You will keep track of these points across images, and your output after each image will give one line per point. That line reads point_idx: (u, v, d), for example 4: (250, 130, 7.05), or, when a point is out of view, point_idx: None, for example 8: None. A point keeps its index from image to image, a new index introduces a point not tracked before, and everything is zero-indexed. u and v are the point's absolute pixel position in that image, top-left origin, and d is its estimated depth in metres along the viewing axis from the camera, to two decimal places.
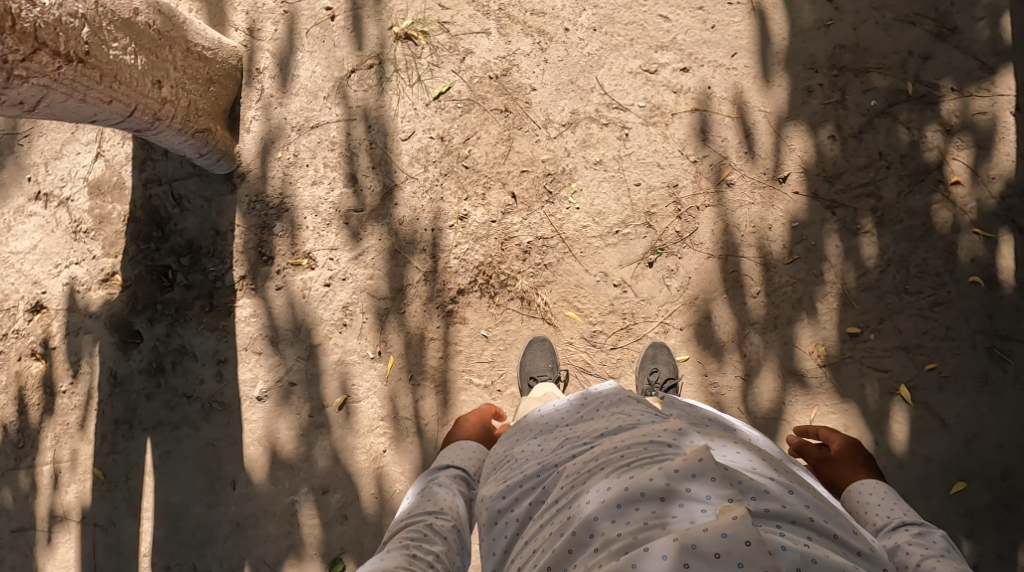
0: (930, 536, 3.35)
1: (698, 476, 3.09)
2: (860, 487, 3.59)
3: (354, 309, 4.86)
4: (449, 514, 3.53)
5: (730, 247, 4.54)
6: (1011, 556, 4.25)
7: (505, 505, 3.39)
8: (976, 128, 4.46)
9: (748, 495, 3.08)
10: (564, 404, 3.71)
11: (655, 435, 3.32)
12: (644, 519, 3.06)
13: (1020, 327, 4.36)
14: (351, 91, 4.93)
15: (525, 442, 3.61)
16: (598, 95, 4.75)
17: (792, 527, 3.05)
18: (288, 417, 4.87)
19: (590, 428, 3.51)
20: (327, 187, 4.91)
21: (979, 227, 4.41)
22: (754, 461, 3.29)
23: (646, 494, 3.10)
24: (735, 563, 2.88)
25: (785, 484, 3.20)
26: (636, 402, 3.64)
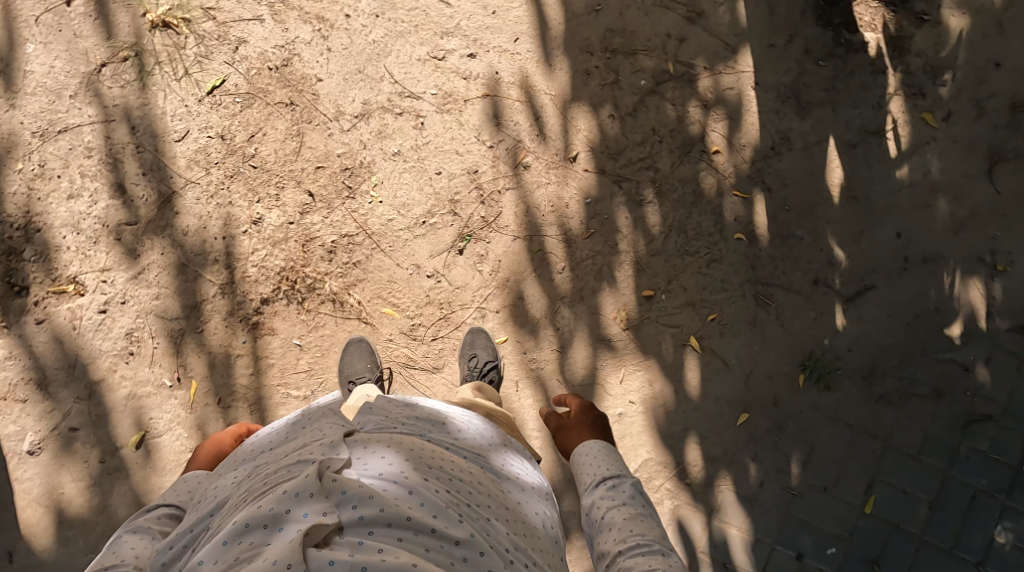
0: (621, 487, 3.42)
1: (300, 495, 2.95)
2: (580, 452, 3.60)
3: (141, 334, 4.43)
4: (129, 564, 3.06)
5: (533, 227, 4.72)
6: (786, 468, 4.75)
7: (171, 556, 3.06)
8: (727, 102, 4.97)
9: (348, 505, 2.95)
10: (272, 430, 3.47)
11: (308, 454, 3.15)
12: (238, 554, 2.88)
13: (778, 273, 4.90)
14: (104, 88, 4.47)
15: (218, 477, 3.35)
16: (389, 84, 4.67)
17: (388, 531, 2.92)
18: (72, 467, 4.36)
19: (277, 454, 3.28)
20: (88, 200, 4.43)
21: (738, 189, 4.94)
22: (399, 464, 3.11)
23: (251, 525, 2.92)
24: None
25: (410, 485, 3.04)
26: (331, 415, 3.42)
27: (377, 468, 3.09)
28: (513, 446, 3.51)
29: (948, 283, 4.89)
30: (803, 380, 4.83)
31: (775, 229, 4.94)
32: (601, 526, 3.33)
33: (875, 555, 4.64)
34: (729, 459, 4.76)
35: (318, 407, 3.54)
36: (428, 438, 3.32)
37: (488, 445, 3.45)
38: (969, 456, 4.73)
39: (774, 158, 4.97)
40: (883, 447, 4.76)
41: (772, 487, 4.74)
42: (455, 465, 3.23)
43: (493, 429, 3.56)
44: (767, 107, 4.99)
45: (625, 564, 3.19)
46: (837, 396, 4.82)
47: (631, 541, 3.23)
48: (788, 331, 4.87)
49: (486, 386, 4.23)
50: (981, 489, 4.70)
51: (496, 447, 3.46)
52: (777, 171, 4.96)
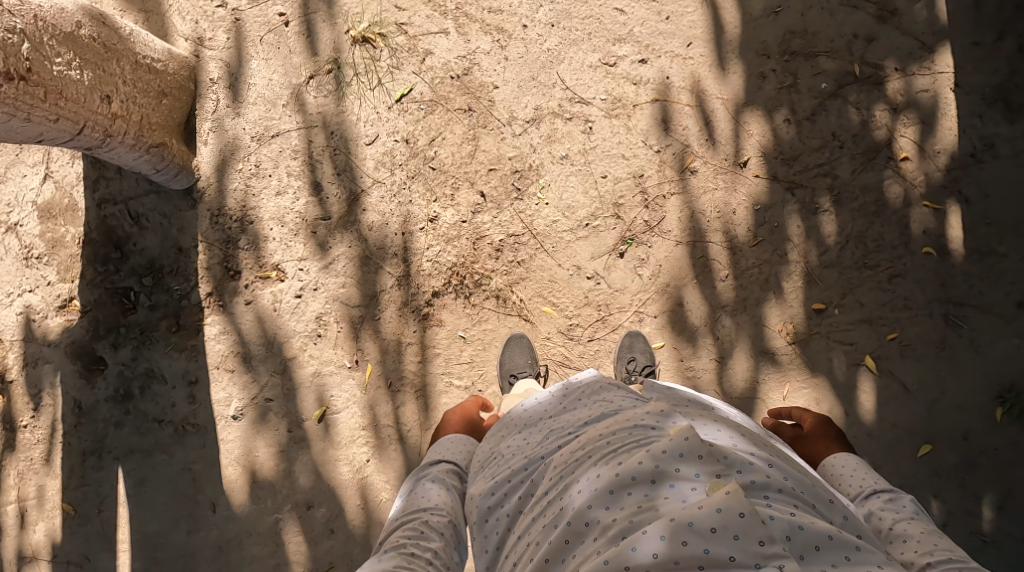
0: (900, 501, 3.51)
1: (686, 455, 3.12)
2: (832, 462, 3.74)
3: (328, 319, 4.85)
4: (444, 509, 3.50)
5: (697, 233, 4.66)
6: (975, 510, 4.52)
7: (495, 501, 3.41)
8: (920, 106, 4.63)
9: (735, 469, 3.15)
10: (540, 401, 3.76)
11: (638, 418, 3.34)
12: (636, 503, 3.08)
13: (973, 294, 4.58)
14: (310, 98, 4.94)
15: (508, 438, 3.66)
16: (560, 90, 4.81)
17: (782, 498, 3.12)
18: (267, 434, 4.84)
19: (573, 417, 3.57)
20: (291, 197, 4.91)
21: (929, 199, 4.61)
22: (736, 439, 3.36)
23: (637, 478, 3.11)
24: (730, 537, 2.92)
25: (767, 459, 3.26)
26: (615, 390, 3.67)
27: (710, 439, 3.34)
28: (777, 440, 3.75)
29: None
30: (1002, 414, 4.55)
31: (972, 243, 4.59)
32: (892, 535, 3.40)
33: None
34: (906, 491, 4.54)
35: (581, 381, 3.80)
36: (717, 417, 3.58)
37: (759, 432, 3.71)
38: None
39: (974, 166, 4.60)
40: None
41: (958, 529, 4.50)
42: (769, 446, 3.45)
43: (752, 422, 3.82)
44: (968, 111, 4.61)
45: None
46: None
47: (938, 552, 3.29)
48: (985, 360, 4.57)
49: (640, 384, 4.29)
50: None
51: (763, 435, 3.74)
52: (977, 180, 4.60)
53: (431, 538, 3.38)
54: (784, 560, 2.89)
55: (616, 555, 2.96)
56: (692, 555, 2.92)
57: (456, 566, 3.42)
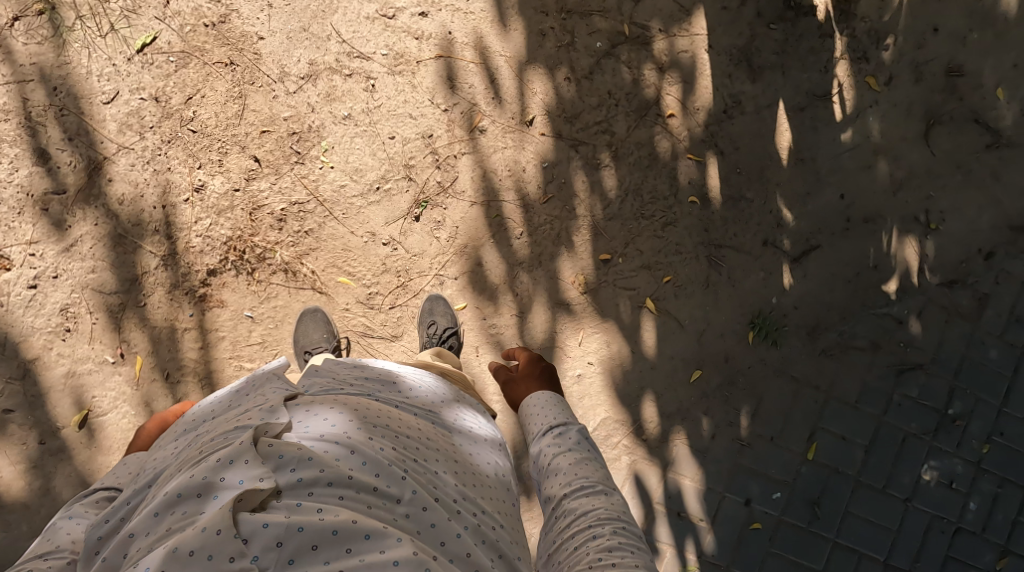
0: (566, 434, 3.35)
1: (234, 461, 2.92)
2: (530, 401, 3.54)
3: (77, 310, 4.22)
4: (67, 550, 2.95)
5: (491, 192, 4.62)
6: (736, 421, 4.80)
7: (108, 531, 2.96)
8: (682, 65, 4.89)
9: (287, 469, 2.92)
10: (215, 400, 3.39)
11: (245, 419, 3.10)
12: (173, 524, 2.85)
13: (729, 236, 4.87)
14: (18, 45, 4.28)
15: (162, 447, 3.28)
16: (336, 43, 4.51)
17: (329, 491, 2.91)
18: (10, 450, 4.14)
19: (217, 420, 3.23)
20: (9, 168, 4.24)
21: (692, 152, 4.87)
22: (346, 421, 3.10)
23: (184, 494, 2.89)
24: (204, 558, 2.75)
25: (352, 445, 3.01)
26: (276, 381, 3.35)
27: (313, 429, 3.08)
28: (467, 401, 3.51)
29: (886, 242, 4.95)
30: (752, 337, 4.83)
31: (727, 192, 4.89)
32: (546, 470, 3.28)
33: (815, 497, 4.79)
34: (683, 415, 4.78)
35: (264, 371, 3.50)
36: (373, 397, 3.29)
37: (439, 400, 3.43)
38: (902, 402, 4.87)
39: (726, 121, 4.91)
40: (825, 397, 4.85)
41: (723, 439, 4.79)
42: (401, 422, 3.21)
43: (445, 385, 3.56)
44: (720, 71, 4.92)
45: (572, 506, 3.15)
46: (782, 352, 4.85)
47: (578, 484, 3.19)
48: (739, 291, 4.86)
49: (446, 350, 4.25)
50: (913, 432, 4.86)
51: (450, 399, 3.48)
52: (729, 135, 4.91)
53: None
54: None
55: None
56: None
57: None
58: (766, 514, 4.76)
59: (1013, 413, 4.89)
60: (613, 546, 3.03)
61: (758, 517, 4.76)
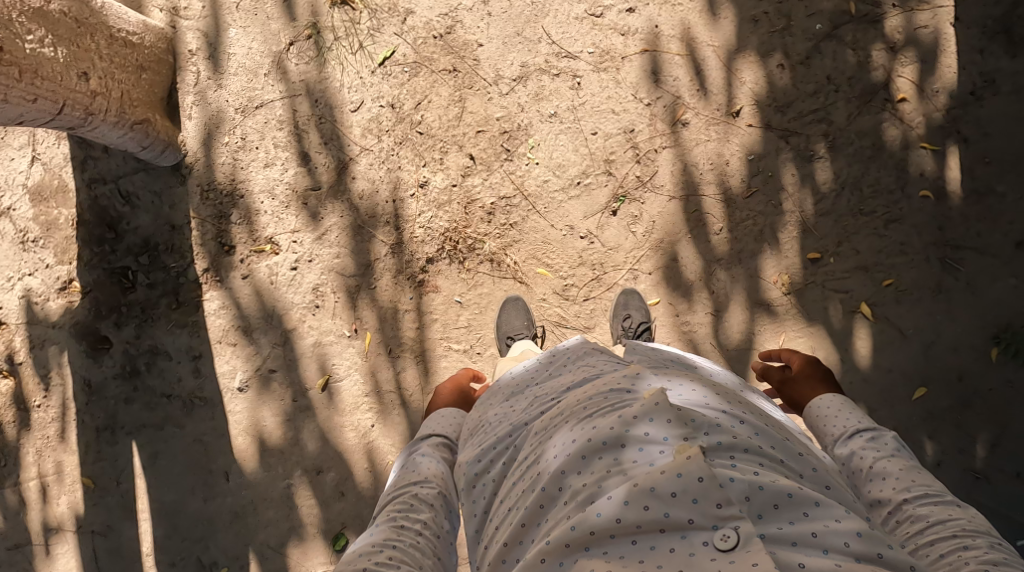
0: (882, 440, 3.38)
1: (657, 420, 3.09)
2: (818, 403, 3.59)
3: (325, 290, 4.88)
4: (433, 481, 3.48)
5: (691, 187, 4.58)
6: (969, 449, 4.42)
7: (480, 468, 3.38)
8: (920, 43, 4.49)
9: (703, 432, 3.08)
10: (526, 367, 3.78)
11: (614, 383, 3.32)
12: (606, 467, 3.05)
13: (971, 236, 4.44)
14: (291, 65, 4.92)
15: (493, 407, 3.66)
16: (547, 44, 4.73)
17: (746, 456, 3.05)
18: (271, 404, 4.89)
19: (555, 385, 3.53)
20: (280, 168, 4.92)
21: (927, 141, 4.47)
22: (710, 397, 3.27)
23: (608, 443, 3.09)
24: (690, 501, 2.90)
25: (739, 416, 3.19)
26: (600, 355, 3.67)
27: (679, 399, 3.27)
28: (759, 390, 3.69)
29: None
30: (997, 355, 4.42)
31: (969, 185, 4.44)
32: (871, 474, 3.29)
33: None
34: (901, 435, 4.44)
35: (570, 346, 3.81)
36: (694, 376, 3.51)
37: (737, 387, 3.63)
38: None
39: (974, 105, 4.45)
40: None
41: (951, 467, 4.42)
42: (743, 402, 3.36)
43: (737, 376, 3.76)
44: (968, 47, 4.46)
45: (919, 512, 3.15)
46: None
47: (916, 490, 3.20)
48: (981, 299, 4.44)
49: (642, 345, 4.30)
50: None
51: (744, 388, 3.68)
52: (975, 120, 4.45)
53: (422, 508, 3.36)
54: (741, 521, 2.86)
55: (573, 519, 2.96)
56: (654, 519, 2.90)
57: (451, 536, 3.42)
58: None
59: None
60: (998, 560, 3.01)
61: None
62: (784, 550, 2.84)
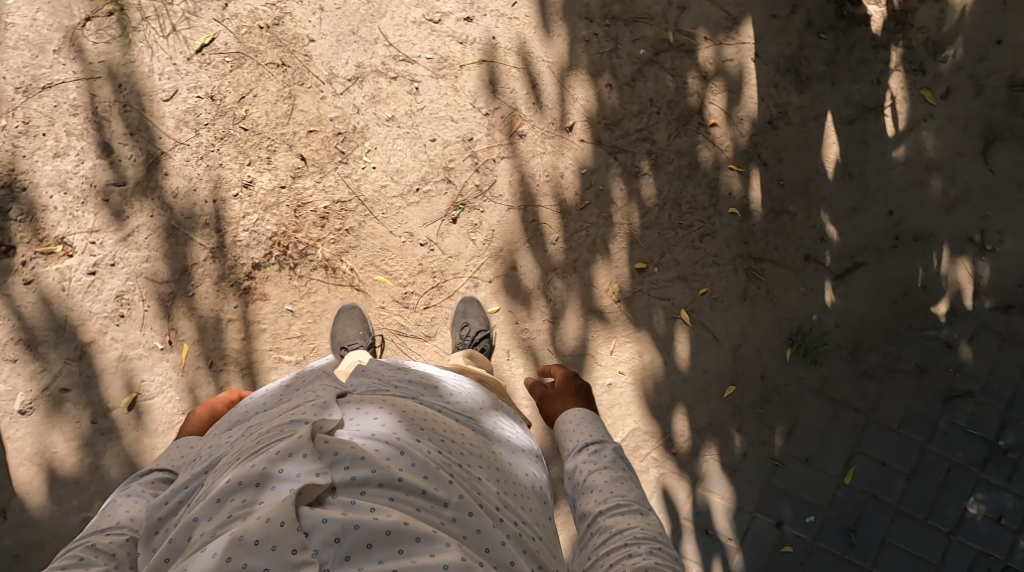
0: (603, 453, 3.42)
1: (293, 455, 2.99)
2: (566, 418, 3.60)
3: (131, 297, 4.47)
4: (126, 527, 3.13)
5: (528, 197, 4.66)
6: (770, 439, 4.75)
7: (166, 512, 3.10)
8: (727, 74, 4.87)
9: (342, 466, 3.00)
10: (266, 391, 3.50)
11: (301, 413, 3.18)
12: (232, 511, 2.93)
13: (770, 248, 4.83)
14: (88, 44, 4.54)
15: (217, 435, 3.38)
16: (383, 46, 4.64)
17: (380, 492, 2.98)
18: (65, 427, 4.42)
19: (276, 412, 3.31)
20: (75, 159, 4.50)
21: (734, 163, 4.84)
22: (389, 424, 3.15)
23: (243, 483, 2.97)
24: (268, 548, 2.83)
25: (402, 445, 3.08)
26: (325, 377, 3.44)
27: (360, 429, 3.14)
28: (503, 409, 3.57)
29: (937, 261, 4.84)
30: (790, 354, 4.79)
31: (769, 204, 4.84)
32: (584, 486, 3.34)
33: (851, 523, 4.70)
34: (714, 430, 4.74)
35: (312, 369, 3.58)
36: (419, 401, 3.35)
37: (479, 407, 3.49)
38: (948, 430, 4.76)
39: (771, 132, 4.87)
40: (865, 422, 4.77)
41: (755, 457, 4.74)
42: (448, 428, 3.26)
43: (485, 392, 3.62)
44: (766, 80, 4.88)
45: (607, 524, 3.20)
46: (821, 370, 4.79)
47: (613, 502, 3.25)
48: (779, 306, 4.81)
49: (477, 352, 4.30)
50: (958, 462, 4.74)
51: (489, 405, 3.55)
52: (773, 146, 4.86)
53: (96, 562, 3.02)
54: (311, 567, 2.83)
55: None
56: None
57: None
58: (798, 538, 4.69)
59: None
60: (648, 565, 3.07)
61: (790, 540, 4.69)
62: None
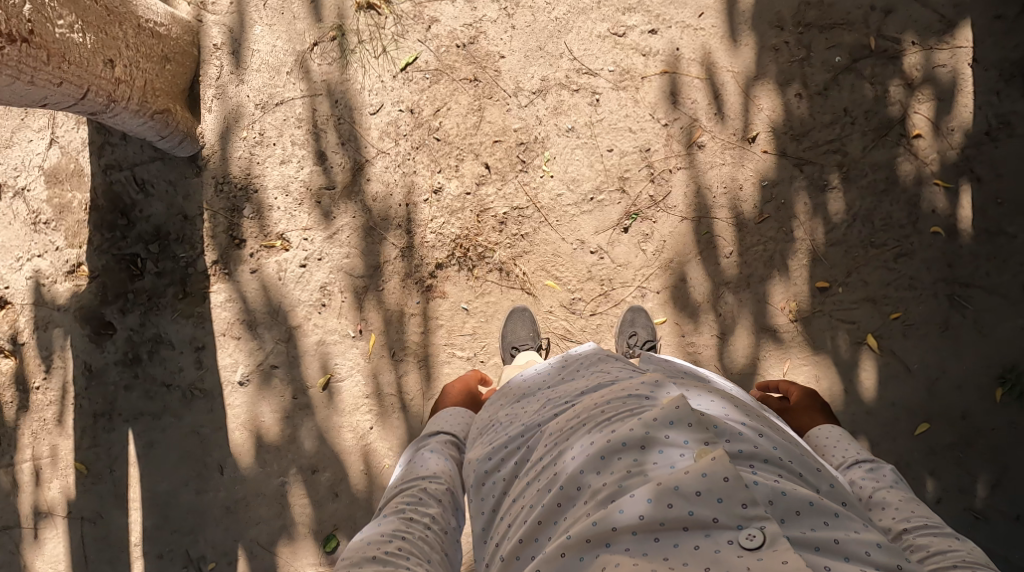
0: (881, 469, 3.43)
1: (676, 423, 3.11)
2: (817, 432, 3.68)
3: (332, 289, 4.91)
4: (443, 477, 3.54)
5: (703, 209, 4.59)
6: (970, 488, 4.41)
7: (491, 466, 3.42)
8: (938, 82, 4.48)
9: (724, 438, 3.12)
10: (540, 371, 3.83)
11: (633, 389, 3.35)
12: (626, 467, 3.06)
13: (979, 274, 4.44)
14: (313, 65, 4.96)
15: (506, 407, 3.70)
16: (568, 60, 4.77)
17: (766, 467, 3.09)
18: (271, 399, 4.91)
19: (571, 389, 3.57)
20: (297, 165, 4.95)
21: (941, 177, 4.47)
22: (729, 410, 3.31)
23: (627, 444, 3.10)
24: (713, 500, 2.92)
25: (758, 428, 3.22)
26: (615, 362, 3.72)
27: (701, 409, 3.30)
28: (768, 410, 3.70)
29: None
30: (1002, 395, 4.42)
31: (982, 223, 4.44)
32: (872, 503, 3.30)
33: None
34: (903, 469, 4.43)
35: (580, 352, 3.86)
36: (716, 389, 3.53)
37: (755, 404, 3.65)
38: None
39: (988, 145, 4.45)
40: None
41: (952, 506, 4.40)
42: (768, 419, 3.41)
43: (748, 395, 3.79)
44: (986, 86, 4.46)
45: (919, 541, 3.16)
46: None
47: (915, 521, 3.22)
48: (988, 339, 4.43)
49: None
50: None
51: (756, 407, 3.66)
52: (990, 159, 4.45)
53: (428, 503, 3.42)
54: (768, 522, 2.89)
55: (602, 520, 2.96)
56: (677, 517, 2.92)
57: (454, 532, 3.46)
58: None
59: None
60: None
61: None
62: (809, 555, 2.89)
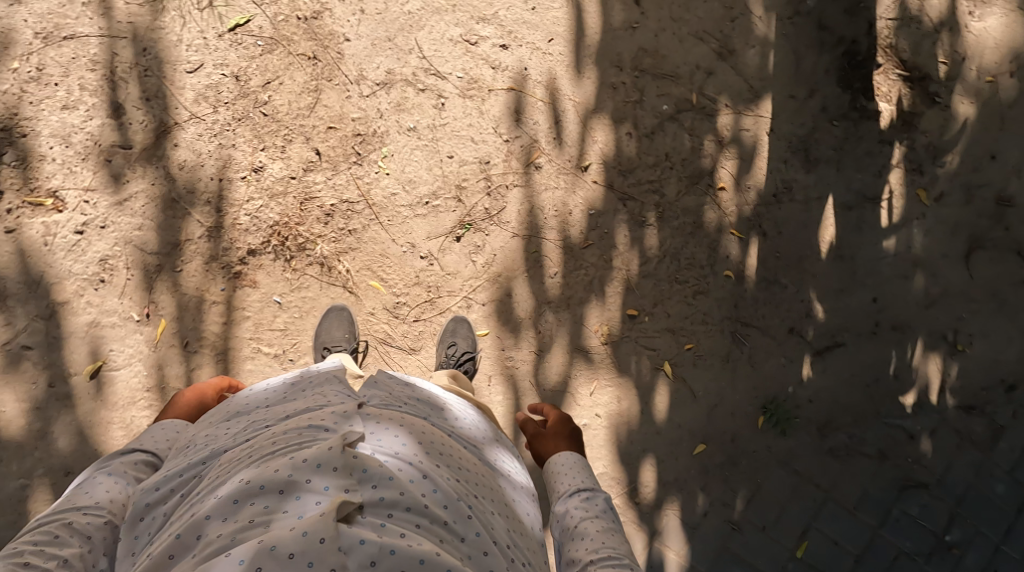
0: (595, 500, 3.44)
1: (323, 467, 3.07)
2: (556, 460, 3.59)
3: (115, 263, 4.46)
4: (104, 509, 3.22)
5: (534, 228, 4.67)
6: (731, 502, 4.71)
7: (155, 499, 3.22)
8: (741, 143, 4.88)
9: (371, 484, 3.07)
10: (271, 386, 3.60)
11: (317, 420, 3.27)
12: (253, 515, 3.00)
13: (757, 315, 4.82)
14: (118, 4, 4.57)
15: (215, 424, 3.48)
16: (417, 57, 4.69)
17: (407, 515, 3.05)
18: (18, 387, 4.37)
19: (277, 412, 3.41)
20: (83, 114, 4.51)
21: (737, 229, 4.84)
22: (406, 446, 3.24)
23: (265, 488, 3.04)
24: (305, 563, 2.87)
25: (424, 469, 3.17)
26: (336, 383, 3.55)
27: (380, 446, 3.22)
28: (504, 443, 3.61)
29: (910, 353, 4.85)
30: (762, 422, 4.76)
31: (763, 274, 4.84)
32: (575, 533, 3.35)
33: None
34: (679, 485, 4.70)
35: (322, 370, 3.70)
36: (429, 421, 3.44)
37: (482, 436, 3.56)
38: (900, 518, 4.74)
39: (775, 205, 4.88)
40: (823, 497, 4.75)
41: (714, 518, 4.70)
42: (462, 455, 3.36)
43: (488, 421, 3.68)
44: (777, 155, 4.90)
45: None
46: (789, 443, 4.77)
47: (604, 552, 3.27)
48: (757, 373, 4.79)
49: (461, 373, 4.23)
50: (906, 551, 4.72)
51: (489, 440, 3.57)
52: (775, 219, 4.87)
53: (71, 542, 3.12)
54: None
55: None
56: None
57: None
58: None
59: (1009, 551, 4.75)
60: None
61: None
62: None
